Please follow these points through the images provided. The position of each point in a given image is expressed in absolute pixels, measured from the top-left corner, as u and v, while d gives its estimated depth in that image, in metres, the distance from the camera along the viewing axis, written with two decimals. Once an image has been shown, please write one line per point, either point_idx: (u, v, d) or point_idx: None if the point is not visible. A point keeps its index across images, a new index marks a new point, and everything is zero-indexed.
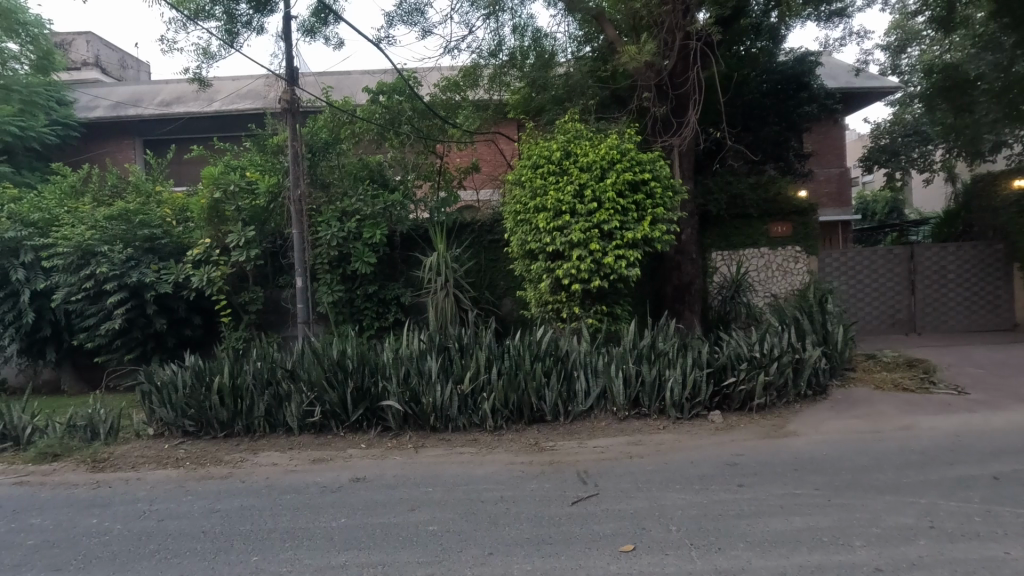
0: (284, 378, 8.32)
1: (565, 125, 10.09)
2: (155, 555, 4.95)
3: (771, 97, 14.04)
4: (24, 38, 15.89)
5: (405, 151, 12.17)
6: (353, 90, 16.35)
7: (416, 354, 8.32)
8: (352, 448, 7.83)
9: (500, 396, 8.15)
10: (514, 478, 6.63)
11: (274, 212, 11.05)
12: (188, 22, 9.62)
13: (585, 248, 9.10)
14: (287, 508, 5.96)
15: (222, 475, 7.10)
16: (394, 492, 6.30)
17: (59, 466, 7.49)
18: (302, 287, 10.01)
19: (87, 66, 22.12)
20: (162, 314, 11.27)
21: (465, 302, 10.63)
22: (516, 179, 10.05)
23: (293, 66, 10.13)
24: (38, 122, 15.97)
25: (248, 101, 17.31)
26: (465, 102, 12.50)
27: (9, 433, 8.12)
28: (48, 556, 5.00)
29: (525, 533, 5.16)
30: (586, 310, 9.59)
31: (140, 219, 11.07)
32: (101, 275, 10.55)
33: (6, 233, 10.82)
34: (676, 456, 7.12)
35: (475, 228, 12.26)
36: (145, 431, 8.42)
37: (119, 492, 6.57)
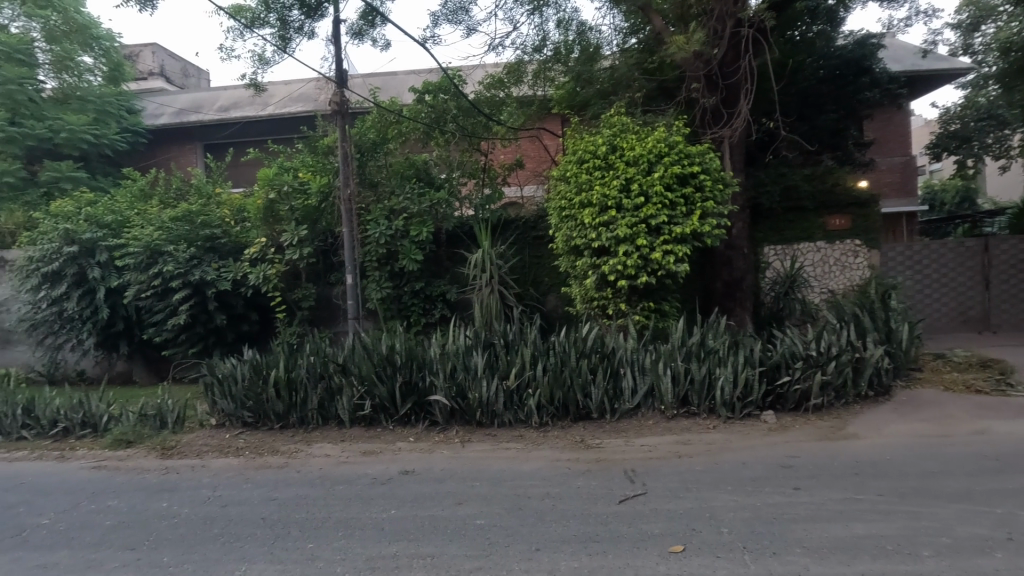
0: (336, 372, 8.58)
1: (610, 119, 9.94)
2: (218, 538, 5.23)
3: (828, 83, 13.41)
4: (98, 52, 17.40)
5: (450, 149, 12.27)
6: (400, 90, 16.68)
7: (462, 350, 8.43)
8: (401, 442, 8.01)
9: (545, 392, 8.15)
10: (560, 475, 6.62)
11: (326, 212, 11.42)
12: (245, 30, 10.04)
13: (632, 244, 8.96)
14: (338, 498, 6.15)
15: (278, 465, 7.40)
16: (441, 486, 6.40)
17: (133, 452, 8.00)
18: (352, 284, 10.30)
19: (152, 75, 23.38)
20: (222, 310, 11.82)
21: (510, 299, 10.67)
22: (560, 175, 9.95)
23: (342, 69, 10.41)
24: (110, 129, 17.01)
25: (299, 104, 17.87)
26: (509, 98, 12.50)
27: (89, 421, 8.72)
28: (122, 536, 5.37)
29: (572, 530, 5.15)
30: (633, 307, 9.43)
31: (201, 219, 11.71)
32: (167, 274, 11.18)
33: (83, 234, 11.61)
34: (728, 456, 6.92)
35: (520, 224, 12.27)
36: (208, 421, 8.87)
37: (185, 478, 6.97)
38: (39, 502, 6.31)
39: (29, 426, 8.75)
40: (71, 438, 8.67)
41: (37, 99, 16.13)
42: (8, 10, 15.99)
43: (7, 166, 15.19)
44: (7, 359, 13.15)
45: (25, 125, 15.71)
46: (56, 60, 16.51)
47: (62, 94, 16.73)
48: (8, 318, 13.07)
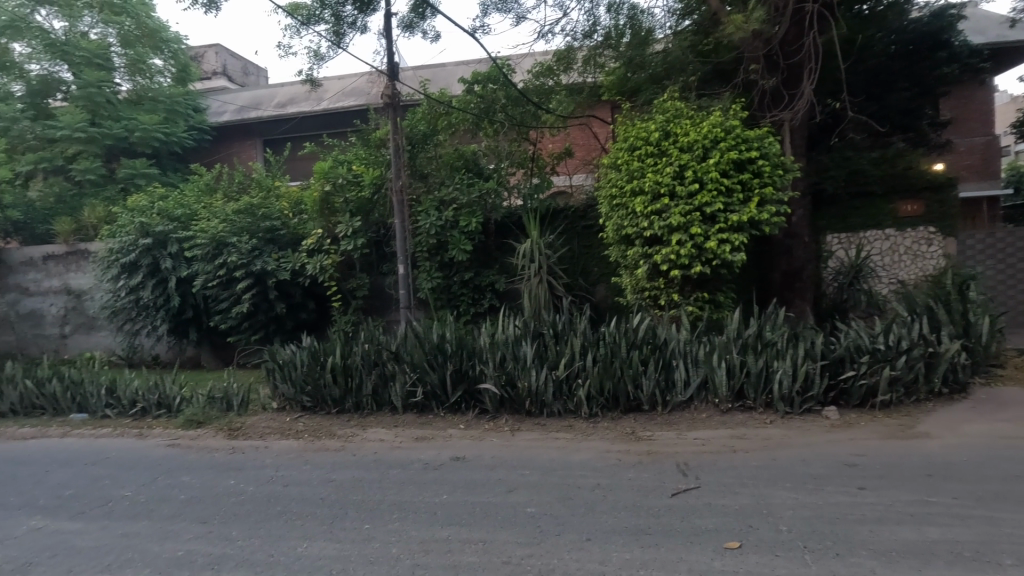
0: (389, 359, 8.82)
1: (663, 104, 9.67)
2: (281, 516, 5.49)
3: (901, 59, 12.55)
4: (167, 53, 18.33)
5: (499, 139, 12.28)
6: (449, 81, 16.79)
7: (511, 340, 8.47)
8: (452, 429, 8.16)
9: (595, 382, 8.09)
10: (610, 466, 6.57)
11: (378, 203, 11.70)
12: (301, 27, 10.35)
13: (685, 233, 8.73)
14: (392, 482, 6.33)
15: (335, 448, 7.69)
16: (491, 473, 6.49)
17: (203, 431, 8.52)
18: (404, 273, 10.49)
19: (216, 75, 24.51)
20: (282, 299, 12.32)
21: (559, 289, 10.63)
22: (611, 163, 9.75)
23: (393, 63, 10.57)
24: (179, 127, 18.06)
25: (353, 99, 18.31)
26: (559, 86, 12.36)
27: (163, 402, 9.32)
28: (195, 509, 5.73)
29: (622, 521, 5.11)
30: (686, 297, 9.19)
31: (262, 212, 12.23)
32: (232, 264, 11.75)
33: (156, 227, 12.40)
34: (786, 452, 6.68)
35: (569, 213, 12.18)
36: (270, 405, 9.28)
37: (250, 458, 7.36)
38: (121, 475, 6.82)
39: (111, 405, 9.43)
40: (148, 417, 9.30)
41: (114, 101, 17.23)
42: (89, 18, 17.12)
43: (89, 164, 16.35)
44: (91, 344, 14.21)
45: (105, 126, 16.82)
46: (131, 63, 17.58)
47: (136, 95, 17.77)
48: (92, 305, 14.11)
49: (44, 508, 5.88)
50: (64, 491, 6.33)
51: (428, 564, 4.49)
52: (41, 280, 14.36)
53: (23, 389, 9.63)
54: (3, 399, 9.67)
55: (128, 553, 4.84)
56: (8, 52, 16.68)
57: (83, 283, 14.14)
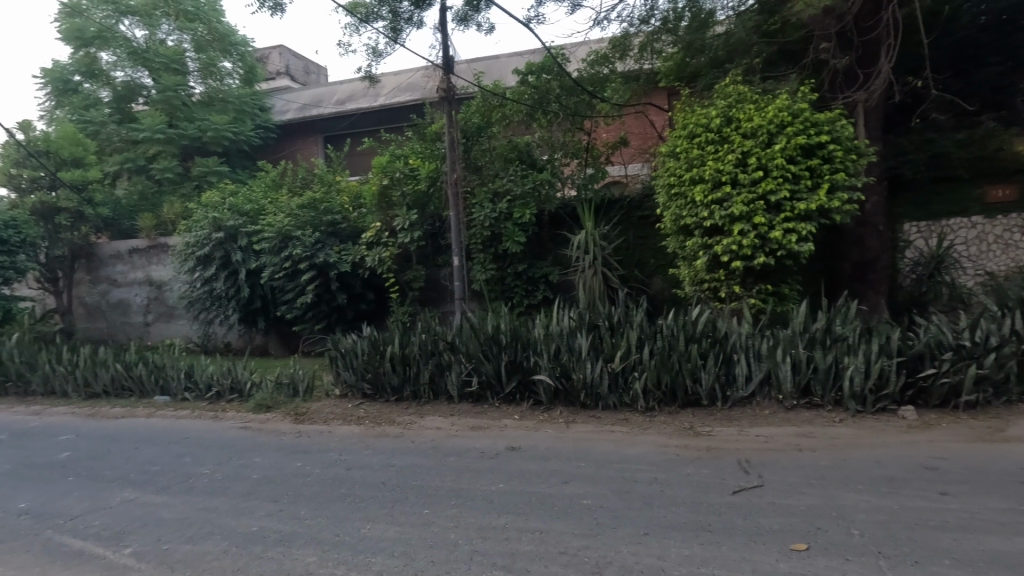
0: (446, 349, 9.00)
1: (725, 89, 9.31)
2: (345, 498, 5.73)
3: (993, 31, 11.45)
4: (236, 57, 19.31)
5: (552, 130, 12.21)
6: (503, 73, 16.85)
7: (566, 332, 8.45)
8: (507, 419, 8.23)
9: (652, 376, 7.95)
10: (668, 460, 6.45)
11: (434, 196, 11.91)
12: (360, 25, 10.62)
13: (748, 222, 8.41)
14: (449, 469, 6.47)
15: (394, 434, 7.93)
16: (546, 464, 6.52)
17: (272, 415, 8.98)
18: (459, 266, 10.62)
19: (280, 75, 25.58)
20: (343, 290, 12.78)
21: (613, 281, 10.49)
22: (669, 151, 9.48)
23: (448, 56, 10.68)
24: (246, 126, 18.94)
25: (408, 94, 18.64)
26: (614, 74, 12.10)
27: (236, 387, 9.89)
28: (267, 488, 6.07)
29: (681, 517, 5.01)
30: (747, 290, 8.84)
31: (324, 206, 12.73)
32: (297, 256, 12.27)
33: (228, 222, 13.09)
34: (858, 453, 6.34)
35: (624, 204, 12.03)
36: (333, 391, 9.67)
37: (315, 442, 7.70)
38: (200, 454, 7.31)
39: (190, 389, 10.10)
40: (222, 401, 9.89)
41: (189, 103, 18.35)
42: (166, 26, 18.30)
43: (168, 163, 17.51)
44: (171, 331, 15.23)
45: (181, 127, 17.94)
46: (203, 67, 18.65)
47: (208, 97, 18.75)
48: (172, 296, 15.11)
49: (134, 482, 6.38)
50: (150, 467, 6.85)
51: (486, 551, 4.56)
52: (127, 272, 15.53)
53: (113, 373, 10.45)
54: (96, 381, 10.54)
55: (208, 526, 5.18)
56: (96, 60, 18.00)
57: (163, 274, 15.17)
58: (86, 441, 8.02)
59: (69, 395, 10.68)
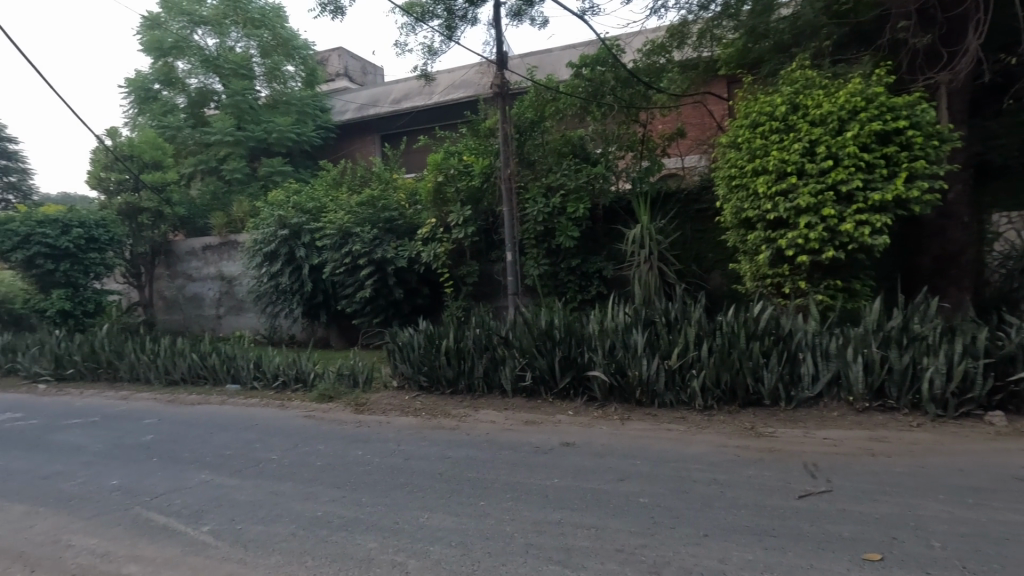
0: (500, 344, 9.07)
1: (791, 74, 8.87)
2: (403, 487, 5.89)
3: None
4: (298, 60, 20.11)
5: (607, 122, 11.89)
6: (556, 67, 16.76)
7: (621, 327, 8.34)
8: (561, 414, 8.21)
9: (711, 374, 7.72)
10: (728, 461, 6.25)
11: (487, 192, 11.98)
12: (416, 24, 10.80)
13: (815, 214, 8.00)
14: (504, 462, 6.54)
15: (450, 426, 8.08)
16: (601, 460, 6.47)
17: (334, 405, 9.35)
18: (512, 260, 10.66)
19: (339, 77, 26.43)
20: (400, 285, 13.12)
21: (670, 276, 10.25)
22: (730, 142, 9.13)
23: (502, 52, 10.71)
24: (308, 127, 19.70)
25: (462, 90, 18.83)
26: (671, 63, 11.76)
27: (300, 377, 10.35)
28: (330, 475, 6.33)
29: (743, 520, 4.85)
30: (814, 286, 8.42)
31: (382, 204, 13.09)
32: (356, 252, 12.68)
33: (292, 220, 13.67)
34: (938, 460, 5.94)
35: (681, 197, 11.76)
36: (391, 383, 9.95)
37: (375, 431, 7.96)
38: (268, 440, 7.71)
39: (259, 378, 10.65)
40: (288, 390, 10.38)
41: (256, 106, 19.28)
42: (235, 33, 19.28)
43: (237, 164, 18.45)
44: (241, 323, 16.09)
45: (249, 129, 18.88)
46: (269, 71, 19.54)
47: (273, 100, 19.61)
48: (242, 290, 15.97)
49: (210, 464, 6.80)
50: (225, 451, 7.28)
51: (541, 545, 4.57)
52: (202, 268, 16.51)
53: (189, 362, 11.16)
54: (175, 369, 11.28)
55: (277, 509, 5.45)
56: (173, 69, 19.15)
57: (234, 269, 16.05)
58: (168, 426, 8.61)
59: (151, 381, 11.49)
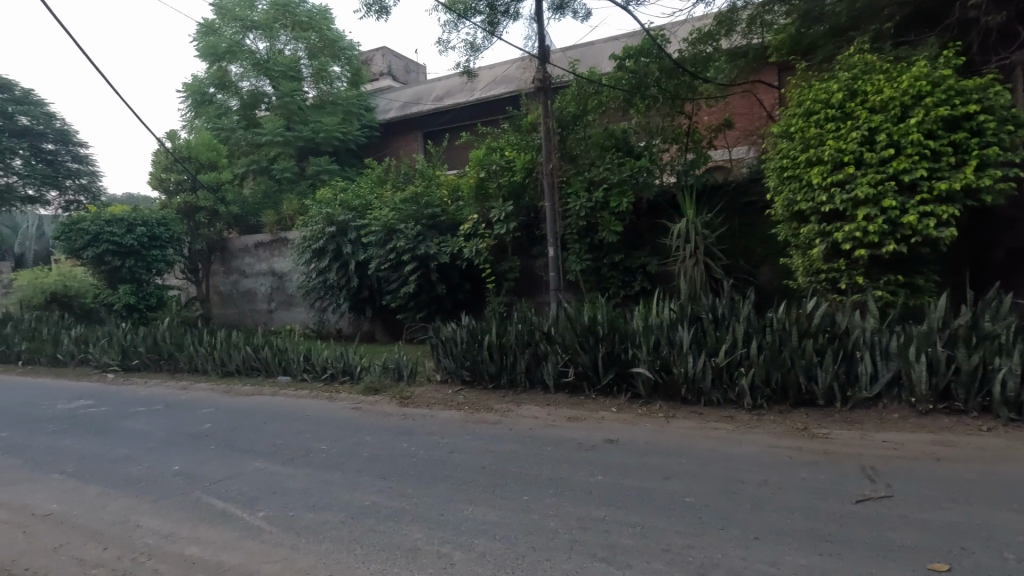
0: (542, 339, 9.05)
1: (849, 60, 8.46)
2: (447, 480, 5.96)
3: None
4: (344, 60, 20.62)
5: (651, 115, 11.52)
6: (598, 60, 16.56)
7: (666, 324, 8.20)
8: (604, 411, 8.13)
9: (761, 372, 7.48)
10: (779, 462, 6.04)
11: (529, 187, 11.97)
12: (459, 21, 10.85)
13: (875, 206, 7.62)
14: (547, 458, 6.54)
15: (493, 421, 8.13)
16: (646, 458, 6.37)
17: (380, 397, 9.56)
18: (555, 255, 10.61)
19: (383, 76, 26.91)
20: (442, 280, 13.29)
21: (716, 271, 9.97)
22: (782, 132, 8.78)
23: (545, 46, 10.65)
24: (354, 126, 20.17)
25: (503, 86, 18.86)
26: (718, 52, 11.39)
27: (348, 370, 10.64)
28: (376, 466, 6.47)
29: (796, 523, 4.69)
30: (873, 281, 8.02)
31: (425, 200, 13.26)
32: (400, 248, 12.89)
33: (339, 217, 14.03)
34: (1011, 467, 5.57)
35: (728, 189, 11.41)
36: (434, 377, 10.09)
37: (420, 424, 8.10)
38: (318, 431, 7.95)
39: (308, 370, 11.00)
40: (336, 382, 10.69)
41: (304, 107, 19.86)
42: (284, 37, 19.89)
43: (286, 164, 19.07)
44: (291, 318, 16.65)
45: (297, 129, 19.47)
46: (316, 72, 20.11)
47: (320, 100, 20.14)
48: (292, 285, 16.54)
49: (264, 453, 7.08)
50: (277, 440, 7.57)
51: (585, 541, 4.55)
52: (254, 264, 17.14)
53: (244, 355, 11.63)
54: (230, 361, 11.79)
55: (327, 498, 5.63)
56: (226, 73, 19.88)
57: (284, 266, 16.62)
58: (225, 415, 9.01)
59: (209, 372, 12.04)
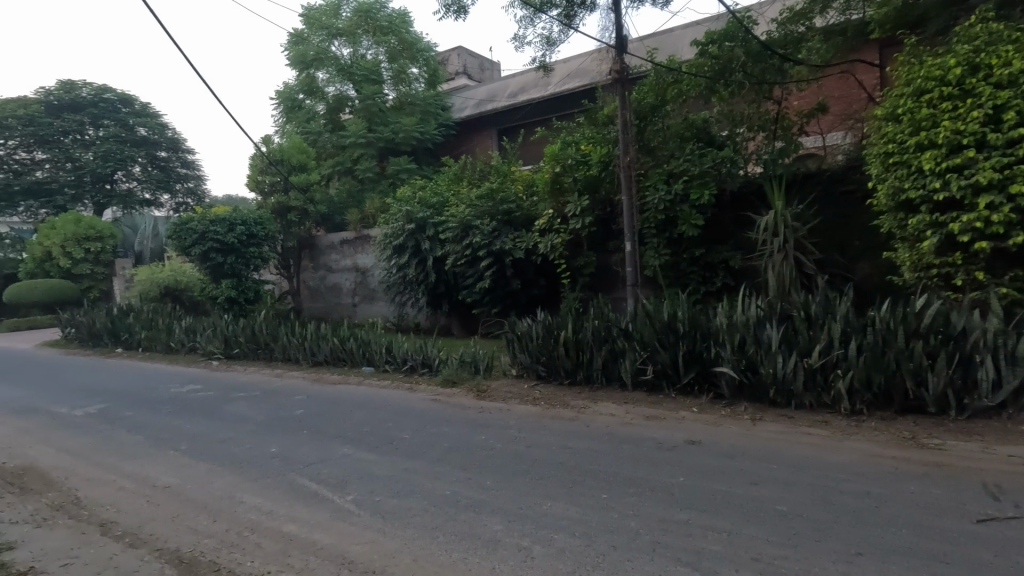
0: (620, 336, 8.89)
1: (968, 32, 7.67)
2: (525, 473, 6.00)
3: None
4: (422, 62, 21.29)
5: (734, 102, 11.03)
6: (678, 47, 16.00)
7: (753, 322, 7.80)
8: (684, 411, 7.85)
9: (861, 375, 6.93)
10: (883, 473, 5.58)
11: (606, 180, 11.77)
12: (535, 16, 10.82)
13: (1000, 193, 6.87)
14: (626, 456, 6.41)
15: (569, 417, 8.08)
16: (730, 461, 6.09)
17: (458, 390, 9.79)
18: (632, 250, 10.35)
19: (459, 75, 27.45)
20: (517, 276, 13.39)
21: (808, 266, 9.34)
22: (886, 114, 8.04)
23: (623, 36, 10.41)
24: (431, 126, 20.80)
25: (578, 79, 18.68)
26: (811, 32, 10.62)
27: (426, 362, 10.98)
28: (456, 457, 6.64)
29: (904, 540, 4.30)
30: (996, 278, 7.20)
31: (500, 196, 13.40)
32: (476, 244, 13.09)
33: (418, 214, 14.46)
34: None
35: (822, 177, 10.64)
36: (510, 371, 10.19)
37: (497, 418, 8.21)
38: (400, 420, 8.27)
39: (390, 362, 11.46)
40: (415, 374, 11.07)
41: (384, 109, 20.66)
42: (366, 42, 20.69)
43: (368, 164, 19.96)
44: (373, 311, 17.44)
45: (378, 131, 20.26)
46: (395, 75, 20.81)
47: (399, 102, 20.87)
48: (374, 281, 17.29)
49: (351, 439, 7.45)
50: (363, 428, 7.95)
51: (668, 544, 4.42)
52: (340, 260, 18.06)
53: (331, 346, 12.29)
54: (319, 352, 12.49)
55: (409, 485, 5.83)
56: (314, 79, 20.76)
57: (367, 262, 17.41)
58: (315, 402, 9.58)
59: (300, 361, 12.84)
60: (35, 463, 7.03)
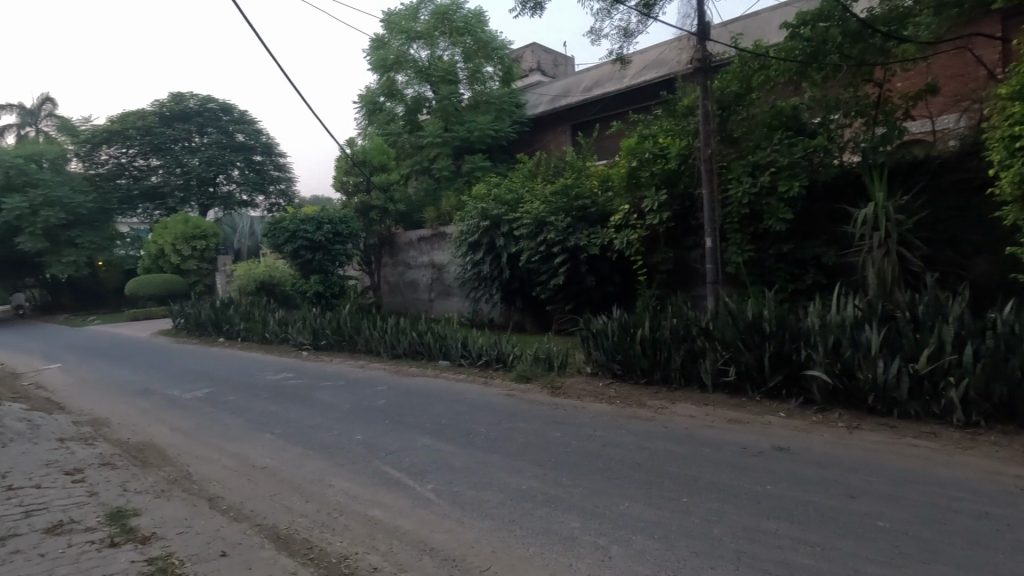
0: (700, 335, 8.56)
1: None
2: (601, 473, 5.93)
3: None
4: (496, 60, 21.58)
5: (829, 87, 10.26)
6: (764, 32, 15.17)
7: (849, 323, 7.28)
8: (771, 416, 7.44)
9: (978, 383, 6.28)
10: (1005, 492, 5.02)
11: (685, 174, 11.38)
12: (612, 7, 10.62)
13: None
14: (708, 460, 6.18)
15: (646, 417, 7.89)
16: (823, 471, 5.71)
17: (532, 386, 9.83)
18: (714, 246, 9.91)
19: (533, 71, 27.51)
20: (592, 272, 13.24)
21: (914, 263, 8.57)
22: (1013, 92, 7.18)
23: (705, 22, 10.00)
24: (505, 123, 21.02)
25: (655, 70, 18.17)
26: (920, 6, 9.67)
27: (501, 357, 11.13)
28: (532, 452, 6.68)
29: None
30: None
31: (575, 192, 13.31)
32: (550, 241, 13.07)
33: (493, 211, 14.64)
34: None
35: (931, 166, 9.70)
36: (584, 369, 10.11)
37: (572, 415, 8.18)
38: (476, 414, 8.43)
39: (465, 356, 11.70)
40: (490, 368, 11.24)
41: (460, 108, 21.09)
42: (443, 43, 21.18)
43: (445, 163, 20.47)
44: (449, 306, 17.88)
45: (455, 130, 20.74)
46: (471, 74, 21.22)
47: (475, 100, 21.23)
48: (449, 277, 17.73)
49: (430, 430, 7.69)
50: (441, 420, 8.17)
51: (755, 554, 4.21)
52: (417, 256, 18.66)
53: (410, 340, 12.74)
54: (398, 345, 12.97)
55: (486, 478, 5.92)
56: (393, 82, 21.38)
57: (443, 258, 17.88)
58: (395, 393, 9.97)
59: (380, 353, 13.41)
60: (154, 440, 7.79)
